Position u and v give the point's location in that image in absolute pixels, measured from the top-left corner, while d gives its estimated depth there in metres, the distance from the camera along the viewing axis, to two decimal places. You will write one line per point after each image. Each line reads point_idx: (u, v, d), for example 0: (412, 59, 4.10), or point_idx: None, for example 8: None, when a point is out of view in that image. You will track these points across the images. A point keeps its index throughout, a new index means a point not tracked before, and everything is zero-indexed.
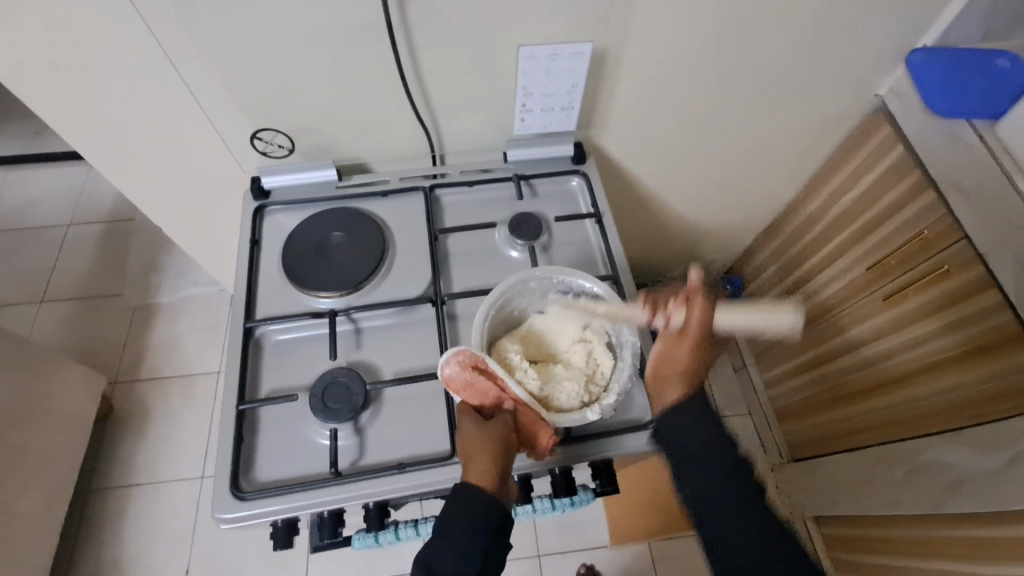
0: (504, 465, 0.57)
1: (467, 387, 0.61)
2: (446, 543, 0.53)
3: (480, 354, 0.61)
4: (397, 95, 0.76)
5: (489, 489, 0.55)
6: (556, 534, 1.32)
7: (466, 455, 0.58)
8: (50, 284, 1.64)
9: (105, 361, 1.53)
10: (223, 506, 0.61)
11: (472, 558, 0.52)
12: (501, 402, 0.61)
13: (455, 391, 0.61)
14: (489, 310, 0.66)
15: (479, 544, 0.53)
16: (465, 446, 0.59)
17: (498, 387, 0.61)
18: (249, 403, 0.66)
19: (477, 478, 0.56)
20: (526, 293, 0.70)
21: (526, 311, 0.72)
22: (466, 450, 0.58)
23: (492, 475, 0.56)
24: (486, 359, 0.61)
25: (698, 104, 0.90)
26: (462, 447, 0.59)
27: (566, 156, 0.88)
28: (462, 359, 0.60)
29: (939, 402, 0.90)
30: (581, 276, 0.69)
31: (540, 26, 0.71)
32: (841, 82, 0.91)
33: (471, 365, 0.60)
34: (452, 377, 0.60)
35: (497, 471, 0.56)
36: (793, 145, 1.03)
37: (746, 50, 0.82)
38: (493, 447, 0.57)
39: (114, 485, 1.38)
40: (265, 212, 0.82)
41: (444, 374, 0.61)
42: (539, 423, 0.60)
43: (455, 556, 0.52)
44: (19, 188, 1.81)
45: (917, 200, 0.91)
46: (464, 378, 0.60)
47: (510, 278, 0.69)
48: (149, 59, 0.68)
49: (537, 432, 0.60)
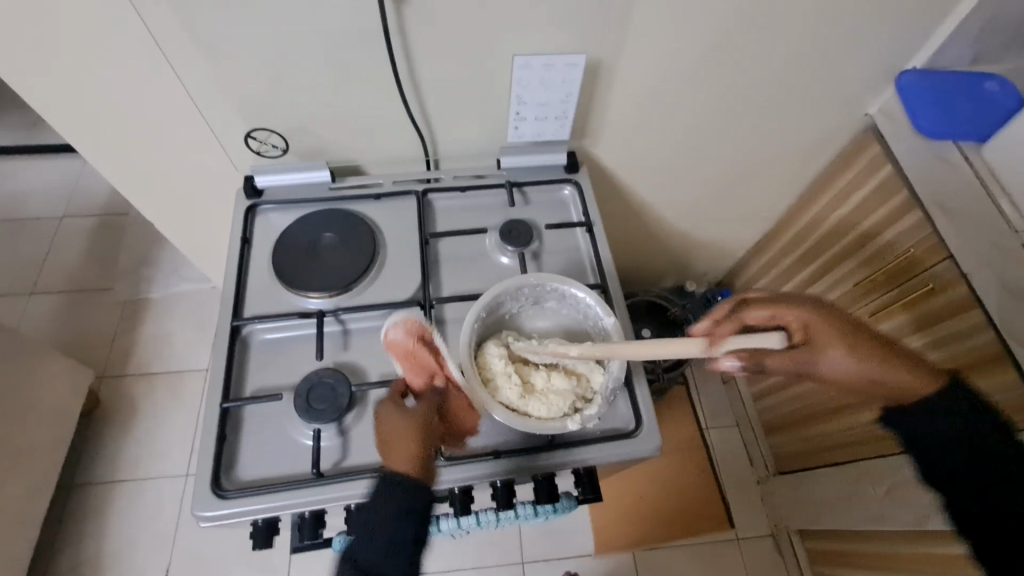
0: (433, 439, 0.61)
1: (408, 355, 0.67)
2: (373, 534, 0.54)
3: (428, 327, 0.69)
4: (393, 99, 0.76)
5: (414, 472, 0.58)
6: (541, 542, 1.32)
7: (391, 438, 0.61)
8: (41, 276, 1.63)
9: (94, 354, 1.52)
10: (204, 504, 0.60)
11: (395, 547, 0.53)
12: (435, 380, 0.66)
13: (396, 357, 0.68)
14: (481, 313, 0.67)
15: (403, 534, 0.54)
16: (390, 428, 0.61)
17: (437, 360, 0.66)
18: (234, 402, 0.66)
19: (413, 442, 0.60)
20: (518, 298, 0.70)
21: (518, 315, 0.72)
22: (390, 433, 0.61)
23: (417, 458, 0.59)
24: (432, 334, 0.68)
25: (692, 117, 0.91)
26: (391, 420, 0.62)
27: (559, 165, 0.89)
28: (412, 328, 0.68)
29: None
30: (575, 285, 0.69)
31: (536, 36, 0.72)
32: (832, 101, 0.93)
33: (418, 335, 0.68)
34: (399, 341, 0.68)
35: (421, 455, 0.59)
36: (785, 160, 1.05)
37: (740, 66, 0.83)
38: (429, 420, 0.62)
39: (98, 480, 1.37)
40: (257, 211, 0.82)
41: (390, 339, 0.68)
42: (465, 405, 0.66)
43: (382, 545, 0.53)
44: (13, 178, 1.80)
45: (904, 219, 0.92)
46: (409, 345, 0.67)
47: (503, 282, 0.69)
48: (148, 57, 0.68)
49: (460, 414, 0.66)
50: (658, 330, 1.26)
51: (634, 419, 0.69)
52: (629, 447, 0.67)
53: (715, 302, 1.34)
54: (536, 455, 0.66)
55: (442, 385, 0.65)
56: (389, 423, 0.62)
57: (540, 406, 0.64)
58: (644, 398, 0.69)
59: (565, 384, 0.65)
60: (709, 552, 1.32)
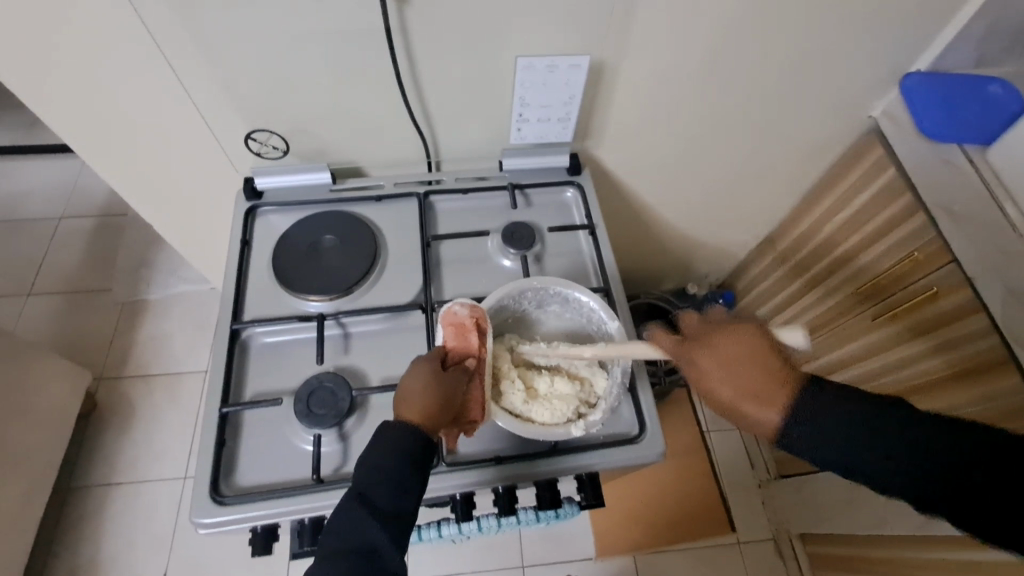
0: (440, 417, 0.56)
1: (458, 328, 0.61)
2: (371, 491, 0.51)
3: (486, 315, 0.62)
4: (394, 100, 0.76)
5: (417, 428, 0.54)
6: (542, 545, 1.31)
7: (406, 387, 0.57)
8: (38, 277, 1.62)
9: (91, 356, 1.51)
10: (202, 511, 0.60)
11: (407, 492, 0.52)
12: (469, 360, 0.60)
13: (446, 324, 0.62)
14: None
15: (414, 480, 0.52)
16: (411, 377, 0.57)
17: (480, 345, 0.61)
18: (233, 406, 0.65)
19: (422, 409, 0.55)
20: (521, 302, 0.69)
21: (521, 318, 0.72)
22: (408, 382, 0.57)
23: (425, 416, 0.55)
24: (489, 324, 0.62)
25: (695, 119, 0.90)
26: (413, 378, 0.57)
27: (561, 167, 0.88)
28: (474, 307, 0.62)
29: None
30: (579, 289, 0.68)
31: (539, 37, 0.71)
32: (835, 103, 0.92)
33: (477, 319, 0.61)
34: (455, 313, 0.62)
35: (430, 416, 0.55)
36: (788, 163, 1.04)
37: (744, 67, 0.83)
38: (446, 397, 0.56)
39: (95, 482, 1.36)
40: (257, 212, 0.81)
41: (449, 307, 0.62)
42: (480, 395, 0.60)
43: (382, 500, 0.51)
44: (10, 178, 1.79)
45: (908, 221, 0.91)
46: (462, 320, 0.61)
47: (505, 286, 0.68)
48: (146, 57, 0.67)
49: (471, 403, 0.60)
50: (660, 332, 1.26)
51: (637, 424, 0.68)
52: (632, 453, 0.66)
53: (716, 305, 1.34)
54: (538, 461, 0.65)
55: (471, 366, 0.59)
56: (408, 380, 0.57)
57: (545, 411, 0.63)
58: (649, 404, 0.69)
59: (569, 389, 0.65)
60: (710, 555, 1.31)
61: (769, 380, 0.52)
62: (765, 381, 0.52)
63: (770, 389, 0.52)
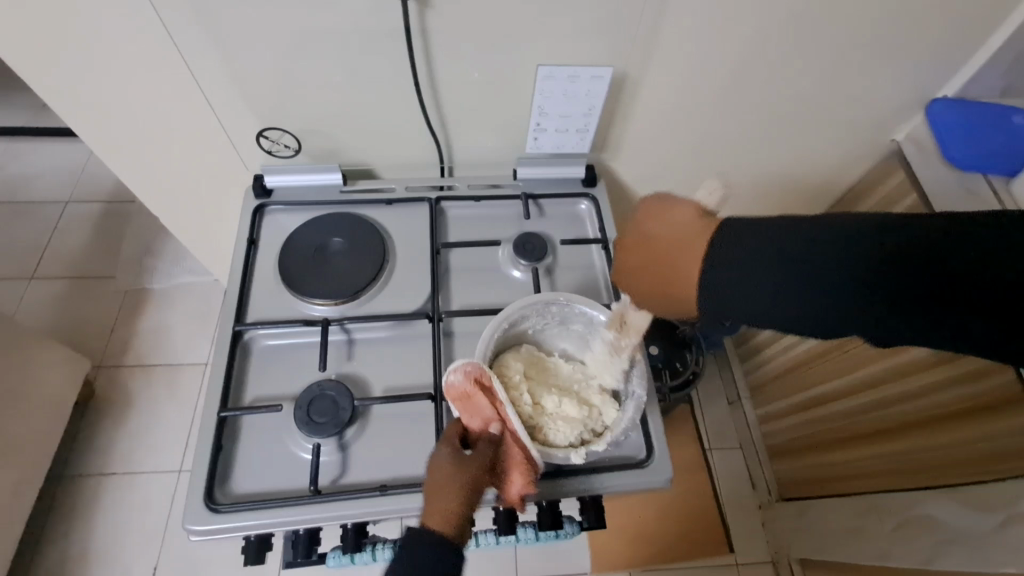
0: (470, 508, 0.52)
1: (464, 399, 0.57)
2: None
3: (488, 370, 0.58)
4: (411, 103, 0.74)
5: (449, 533, 0.50)
6: (537, 558, 1.29)
7: (434, 484, 0.54)
8: (42, 261, 1.61)
9: (91, 343, 1.50)
10: (195, 517, 0.58)
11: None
12: (490, 428, 0.57)
13: (451, 399, 0.58)
14: (503, 325, 0.65)
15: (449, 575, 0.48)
16: (438, 473, 0.54)
17: (494, 408, 0.57)
18: (232, 411, 0.63)
19: (443, 515, 0.51)
20: (544, 316, 0.68)
21: (541, 333, 0.70)
22: (435, 478, 0.54)
23: (455, 516, 0.51)
24: (492, 376, 0.57)
25: (715, 136, 0.89)
26: (434, 477, 0.55)
27: (577, 178, 0.86)
28: (468, 370, 0.57)
29: (935, 456, 0.89)
30: (606, 313, 0.66)
31: (561, 46, 0.70)
32: (859, 126, 0.90)
33: (475, 379, 0.57)
34: (453, 385, 0.57)
35: (462, 513, 0.51)
36: (806, 183, 1.02)
37: (769, 85, 0.81)
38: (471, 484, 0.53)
39: (89, 472, 1.35)
40: (265, 211, 0.80)
41: (446, 381, 0.58)
42: (520, 461, 0.57)
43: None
44: (19, 160, 1.78)
45: None
46: (464, 389, 0.57)
47: (531, 297, 0.67)
48: (160, 49, 0.66)
49: (512, 474, 0.57)
50: (666, 347, 1.27)
51: (645, 448, 0.66)
52: (640, 478, 0.64)
53: None
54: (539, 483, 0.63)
55: (496, 433, 0.57)
56: (430, 480, 0.55)
57: (550, 433, 0.62)
58: (657, 429, 0.67)
59: (576, 414, 0.63)
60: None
61: (670, 271, 0.49)
62: (662, 268, 0.50)
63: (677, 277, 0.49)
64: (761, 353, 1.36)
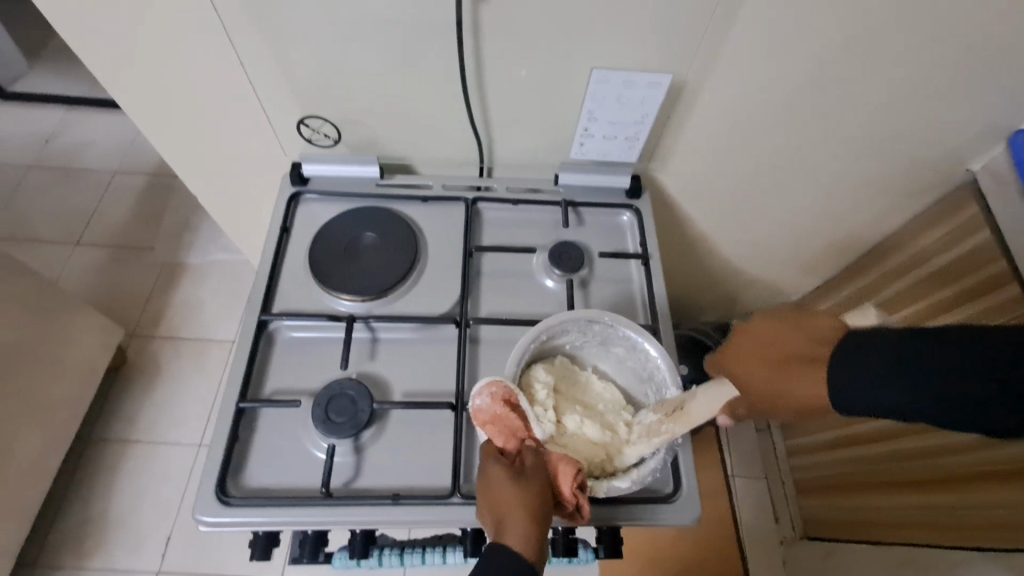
0: (543, 524, 0.49)
1: (494, 422, 0.55)
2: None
3: (514, 389, 0.57)
4: (455, 99, 0.72)
5: (537, 548, 0.47)
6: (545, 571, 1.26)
7: (499, 507, 0.50)
8: (87, 228, 1.66)
9: (127, 312, 1.54)
10: (206, 508, 0.57)
11: None
12: (525, 442, 0.55)
13: (480, 426, 0.56)
14: (541, 336, 0.62)
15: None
16: (498, 495, 0.50)
17: (526, 425, 0.56)
18: (250, 402, 0.62)
19: (519, 537, 0.47)
20: (585, 333, 0.64)
21: (579, 351, 0.67)
22: (498, 501, 0.50)
23: (537, 530, 0.48)
24: (520, 396, 0.56)
25: (772, 152, 0.83)
26: (491, 500, 0.51)
27: (621, 188, 0.82)
28: (496, 390, 0.56)
29: (982, 515, 0.82)
30: (651, 342, 0.62)
31: (618, 50, 0.66)
32: (932, 154, 0.83)
33: (504, 399, 0.56)
34: (481, 409, 0.56)
35: (541, 527, 0.48)
36: (865, 210, 0.96)
37: (839, 103, 0.75)
38: (533, 499, 0.50)
39: (114, 437, 1.38)
40: (300, 199, 0.79)
41: (472, 406, 0.57)
42: (569, 464, 0.53)
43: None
44: (74, 128, 1.84)
45: (998, 291, 0.82)
46: (493, 412, 0.55)
47: (576, 311, 0.63)
48: (209, 29, 0.65)
49: (565, 476, 0.53)
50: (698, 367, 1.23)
51: (671, 482, 0.63)
52: (663, 514, 0.61)
53: None
54: None
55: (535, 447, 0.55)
56: (488, 505, 0.51)
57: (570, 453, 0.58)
58: (688, 463, 0.63)
59: (596, 437, 0.59)
60: None
61: (789, 364, 0.46)
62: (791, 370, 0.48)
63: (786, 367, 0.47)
64: None
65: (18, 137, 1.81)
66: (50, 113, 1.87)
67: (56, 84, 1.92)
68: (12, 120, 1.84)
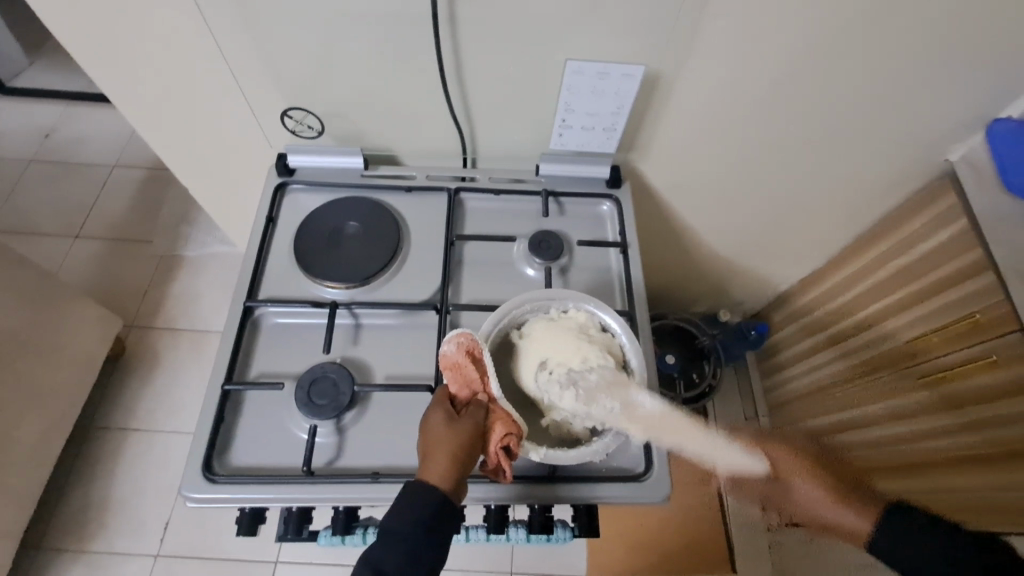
0: (464, 469, 0.53)
1: (455, 369, 0.58)
2: (392, 542, 0.49)
3: (480, 343, 0.58)
4: (434, 91, 0.73)
5: (444, 492, 0.51)
6: (532, 554, 1.29)
7: (426, 447, 0.54)
8: (87, 220, 1.69)
9: (125, 303, 1.56)
10: (192, 485, 0.59)
11: (420, 560, 0.49)
12: (477, 395, 0.57)
13: (442, 371, 0.59)
14: (516, 312, 0.64)
15: (429, 545, 0.50)
16: (428, 437, 0.54)
17: (482, 379, 0.57)
18: (235, 385, 0.64)
19: (437, 475, 0.52)
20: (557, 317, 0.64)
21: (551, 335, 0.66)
22: (427, 441, 0.54)
23: (451, 476, 0.52)
24: (483, 348, 0.58)
25: (752, 143, 0.84)
26: (425, 438, 0.55)
27: (601, 178, 0.84)
28: (462, 341, 0.58)
29: (957, 498, 0.86)
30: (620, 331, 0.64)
31: (592, 42, 0.67)
32: (908, 145, 0.84)
33: (467, 351, 0.58)
34: (445, 354, 0.58)
35: (456, 474, 0.52)
36: (846, 200, 0.97)
37: (814, 93, 0.76)
38: (460, 447, 0.53)
39: (113, 425, 1.41)
40: (286, 189, 0.81)
41: (440, 350, 0.60)
42: (506, 427, 0.55)
43: (399, 560, 0.49)
44: (74, 122, 1.86)
45: (972, 279, 0.84)
46: (455, 359, 0.58)
47: (551, 294, 0.65)
48: (193, 23, 0.66)
49: (499, 434, 0.55)
50: (687, 356, 1.26)
51: (643, 462, 0.65)
52: (634, 492, 0.63)
53: (748, 336, 1.32)
54: (528, 485, 0.63)
55: (484, 402, 0.57)
56: (421, 441, 0.55)
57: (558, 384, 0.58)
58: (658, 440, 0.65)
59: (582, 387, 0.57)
60: None
61: None
62: None
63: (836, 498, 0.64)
64: (786, 369, 1.32)
65: (19, 132, 1.83)
66: (50, 108, 1.89)
67: (56, 78, 1.94)
68: (13, 115, 1.86)
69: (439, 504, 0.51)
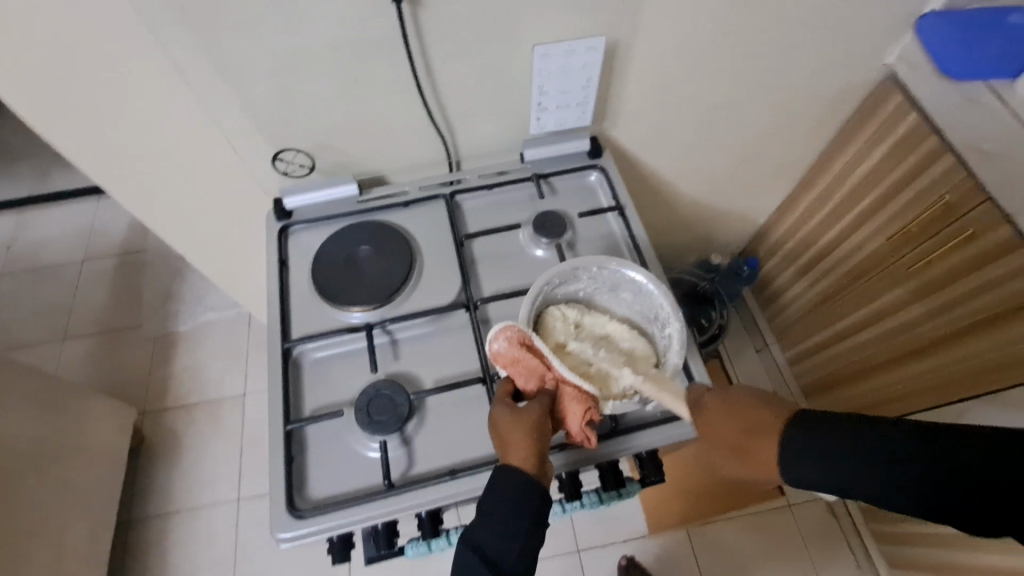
0: (543, 451, 0.56)
1: (514, 363, 0.61)
2: (489, 527, 0.53)
3: (527, 332, 0.61)
4: (414, 104, 0.76)
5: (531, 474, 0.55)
6: (594, 528, 1.32)
7: (502, 440, 0.57)
8: (70, 321, 1.65)
9: (133, 391, 1.54)
10: (282, 525, 0.61)
11: (517, 538, 0.52)
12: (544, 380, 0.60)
13: (502, 366, 0.62)
14: (555, 279, 0.67)
15: (521, 522, 0.53)
16: (501, 430, 0.58)
17: (543, 363, 0.60)
18: (296, 423, 0.66)
19: (518, 462, 0.55)
20: (595, 280, 0.70)
21: (592, 298, 0.72)
22: (501, 436, 0.57)
23: (532, 460, 0.55)
24: (533, 336, 0.61)
25: (711, 88, 0.90)
26: (498, 432, 0.58)
27: (582, 152, 0.88)
28: (510, 335, 0.61)
29: (971, 365, 0.92)
30: (656, 283, 0.67)
31: (552, 24, 0.71)
32: (851, 56, 0.91)
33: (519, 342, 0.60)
34: (500, 352, 0.61)
35: (537, 459, 0.55)
36: (805, 121, 1.03)
37: (758, 27, 0.81)
38: (534, 432, 0.56)
39: (152, 513, 1.39)
40: (289, 232, 0.82)
41: (492, 350, 0.62)
42: (582, 406, 0.58)
43: (499, 539, 0.52)
44: (30, 228, 1.82)
45: (935, 166, 0.90)
46: (511, 354, 0.61)
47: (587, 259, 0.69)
48: (171, 90, 0.68)
49: (573, 415, 0.59)
50: (692, 305, 1.33)
51: None
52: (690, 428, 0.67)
53: (741, 273, 1.36)
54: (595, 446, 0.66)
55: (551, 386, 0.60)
56: (495, 436, 0.58)
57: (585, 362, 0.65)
58: (701, 375, 0.70)
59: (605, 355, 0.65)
60: (763, 519, 1.31)
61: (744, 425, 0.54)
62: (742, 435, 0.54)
63: (759, 423, 0.53)
64: (783, 295, 1.38)
65: None
66: (3, 220, 1.84)
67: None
68: None
69: (517, 496, 0.54)
